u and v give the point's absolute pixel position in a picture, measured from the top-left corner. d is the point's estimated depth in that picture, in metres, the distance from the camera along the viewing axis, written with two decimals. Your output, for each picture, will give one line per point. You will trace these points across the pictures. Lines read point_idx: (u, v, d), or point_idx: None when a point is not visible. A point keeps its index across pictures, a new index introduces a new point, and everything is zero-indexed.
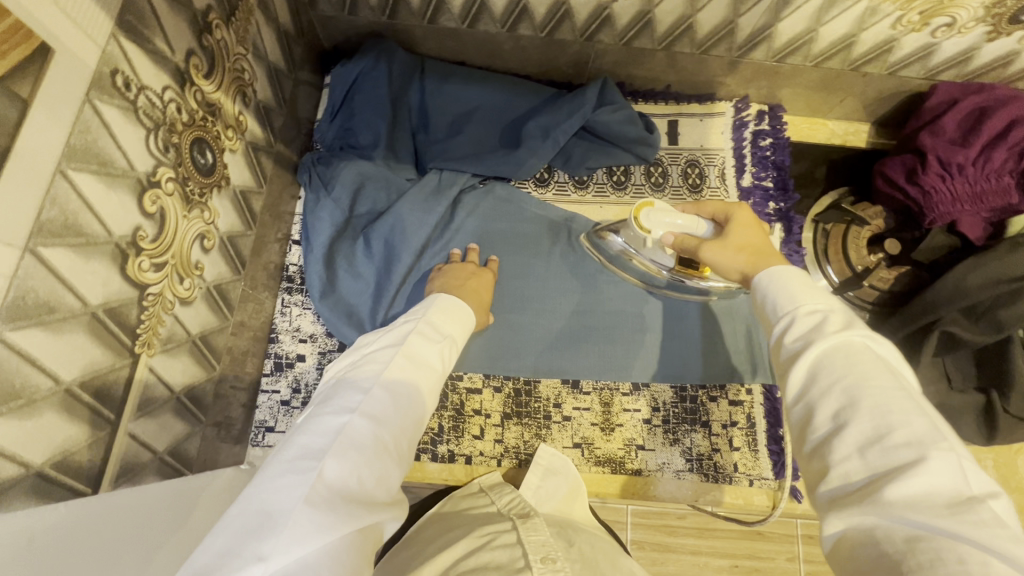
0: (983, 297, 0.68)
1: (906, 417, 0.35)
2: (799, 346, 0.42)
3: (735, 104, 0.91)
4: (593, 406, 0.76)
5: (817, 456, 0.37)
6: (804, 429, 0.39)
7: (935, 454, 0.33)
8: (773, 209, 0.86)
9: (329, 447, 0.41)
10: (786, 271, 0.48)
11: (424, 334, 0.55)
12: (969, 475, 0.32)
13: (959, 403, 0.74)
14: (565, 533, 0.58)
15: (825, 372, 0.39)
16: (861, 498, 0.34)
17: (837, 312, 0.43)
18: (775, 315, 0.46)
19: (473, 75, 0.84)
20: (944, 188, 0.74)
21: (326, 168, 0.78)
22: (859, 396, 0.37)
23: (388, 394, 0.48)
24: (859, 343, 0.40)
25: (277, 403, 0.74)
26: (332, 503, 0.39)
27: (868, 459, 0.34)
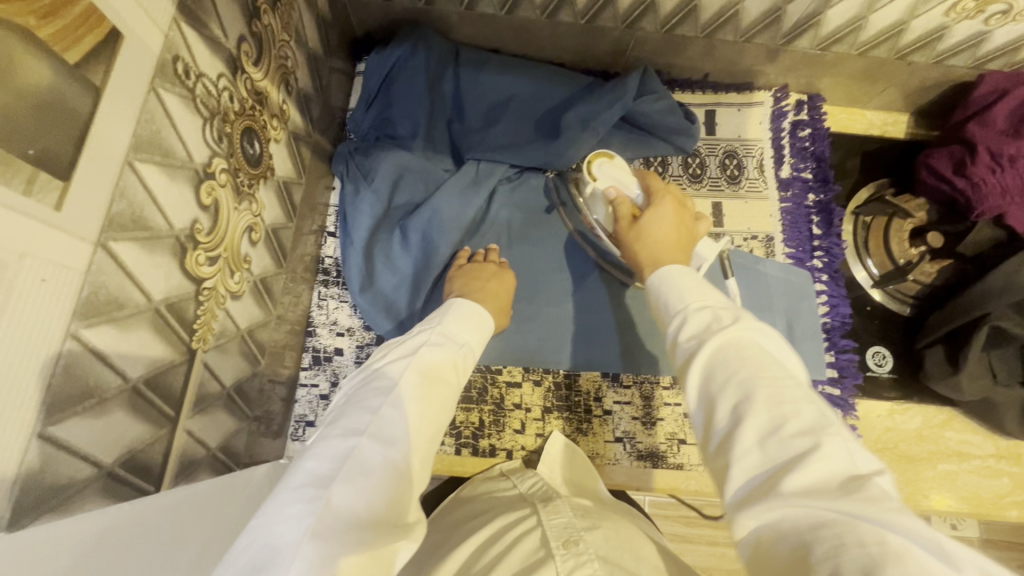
0: None
1: (797, 407, 0.36)
2: (693, 346, 0.43)
3: (773, 94, 0.89)
4: (634, 400, 0.75)
5: (720, 453, 0.37)
6: (706, 430, 0.40)
7: (827, 441, 0.34)
8: (812, 201, 0.85)
9: (335, 474, 0.40)
10: (679, 271, 0.52)
11: (435, 344, 0.55)
12: (857, 456, 0.34)
13: (1003, 398, 0.74)
14: (591, 515, 0.56)
15: (720, 368, 0.40)
16: (766, 492, 0.34)
17: (724, 307, 0.46)
18: (670, 313, 0.48)
19: (510, 64, 0.82)
20: (994, 180, 0.73)
21: (363, 158, 0.76)
22: (754, 389, 0.38)
23: (398, 412, 0.47)
24: (748, 337, 0.42)
25: (316, 397, 0.73)
26: (340, 532, 0.37)
27: (767, 452, 0.35)
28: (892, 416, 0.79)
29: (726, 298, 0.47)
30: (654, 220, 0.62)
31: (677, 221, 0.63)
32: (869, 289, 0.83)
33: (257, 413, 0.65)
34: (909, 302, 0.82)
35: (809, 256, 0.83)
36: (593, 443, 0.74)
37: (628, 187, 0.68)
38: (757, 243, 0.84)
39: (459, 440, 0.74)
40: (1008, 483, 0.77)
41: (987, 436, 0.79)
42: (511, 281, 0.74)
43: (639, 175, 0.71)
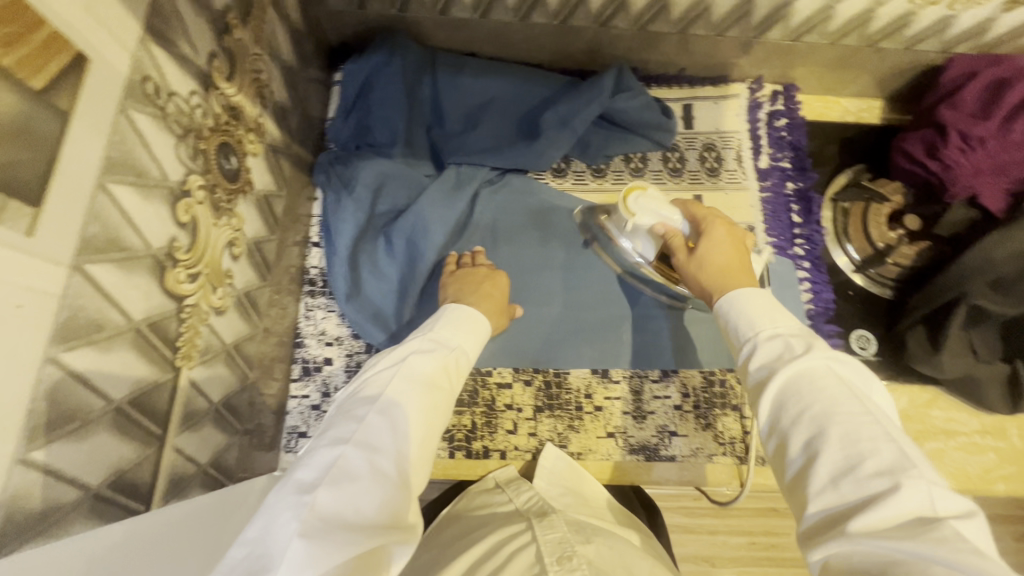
0: (1010, 269, 0.68)
1: (874, 446, 0.40)
2: (764, 373, 0.49)
3: (748, 85, 0.90)
4: (624, 395, 0.76)
5: (797, 486, 0.43)
6: (780, 460, 0.45)
7: (906, 483, 0.38)
8: (791, 188, 0.87)
9: (320, 480, 0.43)
10: (749, 292, 0.57)
11: (423, 353, 0.57)
12: (936, 499, 0.37)
13: (984, 374, 0.75)
14: (585, 528, 0.57)
15: (792, 401, 0.46)
16: (834, 525, 0.39)
17: (797, 337, 0.51)
18: (741, 338, 0.54)
19: (488, 67, 0.83)
20: (966, 161, 0.74)
21: (344, 167, 0.77)
22: (828, 425, 0.43)
23: (384, 419, 0.49)
24: (821, 367, 0.47)
25: (307, 408, 0.73)
26: (325, 533, 0.39)
27: (841, 487, 0.40)
28: None
29: (800, 324, 0.53)
30: (712, 242, 0.66)
31: (732, 241, 0.67)
32: (851, 274, 0.84)
33: (248, 427, 0.65)
34: (889, 286, 0.83)
35: (790, 244, 0.84)
36: (587, 439, 0.74)
37: (671, 217, 0.70)
38: None
39: (452, 443, 0.74)
40: (993, 457, 0.79)
41: (971, 412, 0.80)
42: (504, 282, 0.74)
43: (674, 204, 0.73)
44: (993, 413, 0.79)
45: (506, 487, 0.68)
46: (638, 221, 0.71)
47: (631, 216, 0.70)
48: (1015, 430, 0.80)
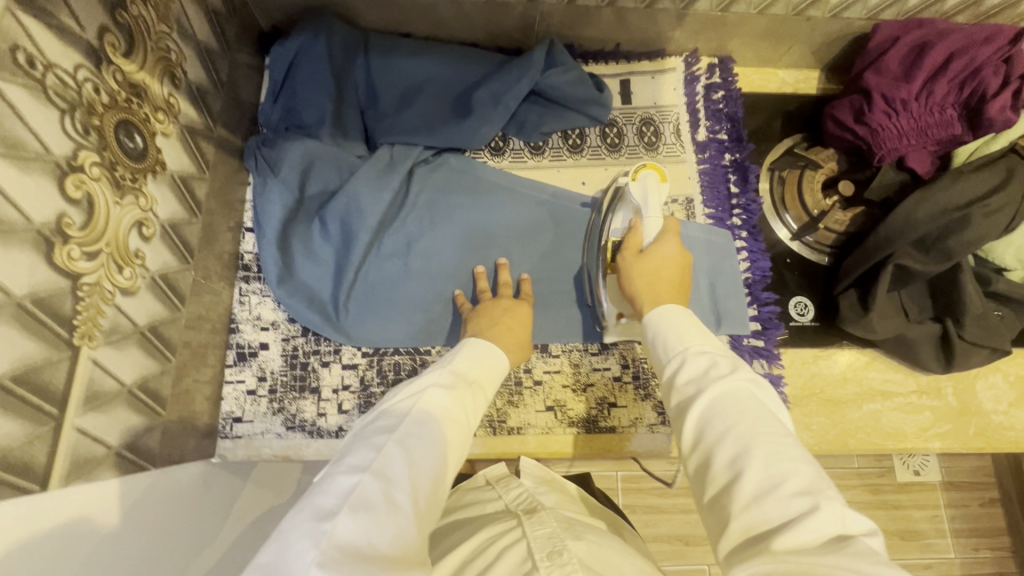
0: (931, 228, 0.69)
1: (794, 466, 0.43)
2: (691, 391, 0.51)
3: (684, 59, 0.91)
4: (563, 369, 0.77)
5: (717, 506, 0.44)
6: (703, 478, 0.47)
7: (823, 503, 0.40)
8: (728, 160, 0.87)
9: (338, 507, 0.43)
10: (674, 312, 0.60)
11: (441, 386, 0.57)
12: (849, 518, 0.40)
13: (916, 335, 0.76)
14: (574, 526, 0.55)
15: (718, 419, 0.47)
16: (756, 545, 0.40)
17: (721, 356, 0.53)
18: (667, 353, 0.56)
19: (420, 47, 0.82)
20: (891, 125, 0.76)
21: (271, 150, 0.75)
22: (752, 442, 0.45)
23: (404, 449, 0.49)
24: (744, 386, 0.49)
25: (243, 393, 0.73)
26: (343, 565, 0.39)
27: (763, 506, 0.41)
28: (816, 362, 0.81)
29: (722, 342, 0.55)
30: (659, 255, 0.68)
31: (681, 260, 0.69)
32: (788, 242, 0.85)
33: (176, 413, 0.64)
34: (827, 251, 0.84)
35: (728, 215, 0.85)
36: (525, 413, 0.75)
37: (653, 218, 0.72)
38: (677, 207, 0.85)
39: None
40: (929, 416, 0.80)
41: (908, 373, 0.81)
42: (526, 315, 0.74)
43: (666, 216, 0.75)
44: (928, 372, 0.80)
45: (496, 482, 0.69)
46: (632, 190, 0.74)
47: (632, 180, 0.73)
48: (950, 388, 0.81)
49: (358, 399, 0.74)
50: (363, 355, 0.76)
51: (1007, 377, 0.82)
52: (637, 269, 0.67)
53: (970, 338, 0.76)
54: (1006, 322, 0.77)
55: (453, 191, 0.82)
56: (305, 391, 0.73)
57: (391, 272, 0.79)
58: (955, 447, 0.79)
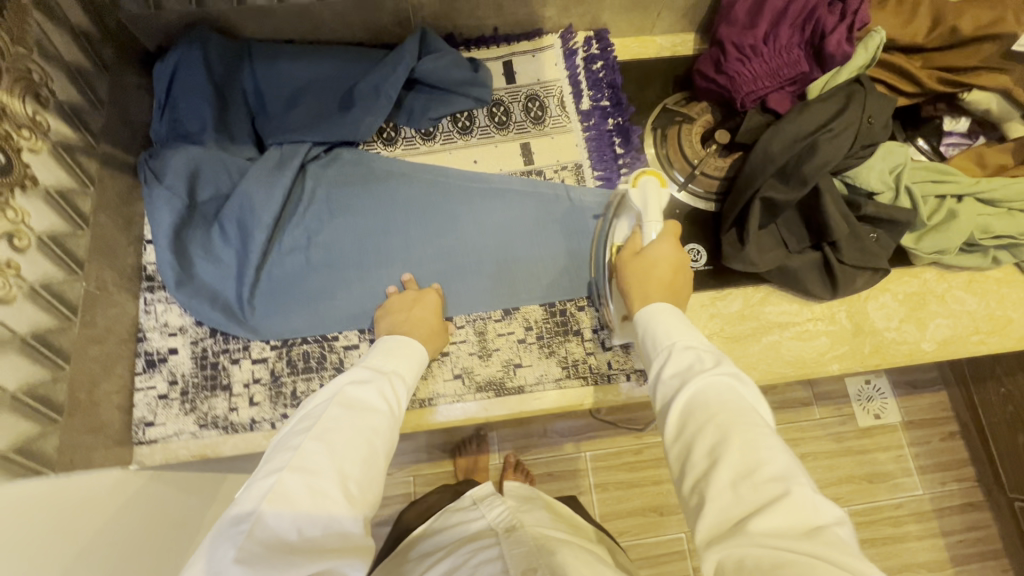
0: (788, 157, 0.74)
1: (768, 454, 0.46)
2: (675, 384, 0.54)
3: (561, 36, 0.95)
4: (469, 337, 0.79)
5: (695, 490, 0.48)
6: (683, 461, 0.50)
7: (794, 488, 0.44)
8: (612, 124, 0.91)
9: (258, 508, 0.47)
10: (669, 311, 0.61)
11: (359, 380, 0.60)
12: (818, 505, 0.43)
13: (799, 263, 0.81)
14: (546, 542, 0.76)
15: (699, 411, 0.50)
16: (732, 529, 0.43)
17: (705, 352, 0.56)
18: (656, 347, 0.58)
19: (299, 49, 0.86)
20: (745, 70, 0.80)
21: (159, 161, 0.78)
22: (728, 432, 0.48)
23: (322, 444, 0.52)
24: (724, 382, 0.52)
25: (154, 398, 0.74)
26: (265, 559, 0.44)
27: (740, 490, 0.45)
28: (714, 303, 0.84)
29: (708, 341, 0.57)
30: (654, 254, 0.69)
31: (676, 258, 0.69)
32: (677, 194, 0.88)
33: (82, 422, 0.66)
34: (712, 198, 0.87)
35: (616, 175, 0.89)
36: (434, 384, 0.77)
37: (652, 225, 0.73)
38: (568, 173, 0.89)
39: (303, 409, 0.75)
40: (826, 340, 0.84)
41: (802, 303, 0.85)
42: (434, 299, 0.77)
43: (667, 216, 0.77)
44: (820, 300, 0.84)
45: (503, 538, 0.77)
46: (632, 195, 0.76)
47: (633, 185, 0.76)
48: (843, 312, 0.85)
49: (269, 390, 0.76)
50: (273, 349, 0.78)
51: (895, 296, 0.86)
52: (630, 268, 0.69)
53: (850, 261, 0.80)
54: (881, 243, 0.82)
55: (346, 183, 0.85)
56: (217, 389, 0.75)
57: (295, 267, 0.81)
58: (853, 367, 0.83)
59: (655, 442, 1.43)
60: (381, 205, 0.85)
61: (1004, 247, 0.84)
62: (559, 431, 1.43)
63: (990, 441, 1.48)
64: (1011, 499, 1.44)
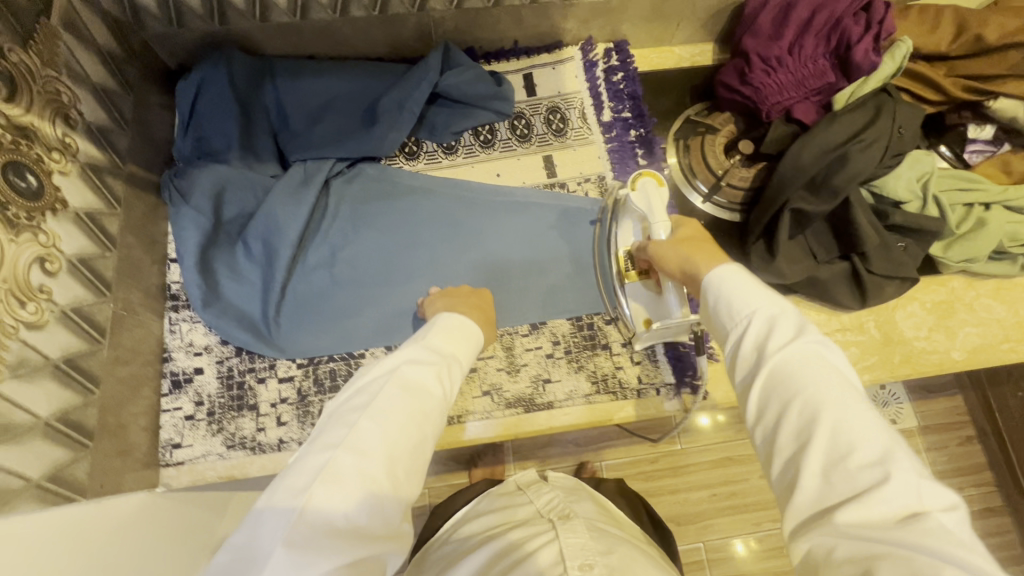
0: (818, 169, 0.73)
1: (863, 434, 0.41)
2: (752, 357, 0.48)
3: (581, 47, 0.95)
4: (497, 353, 0.78)
5: (782, 472, 0.43)
6: (766, 439, 0.45)
7: (895, 474, 0.38)
8: (634, 136, 0.91)
9: (311, 485, 0.44)
10: (739, 274, 0.54)
11: (417, 358, 0.57)
12: (925, 492, 0.38)
13: (828, 274, 0.80)
14: (604, 538, 0.68)
15: (780, 387, 0.45)
16: (823, 516, 0.39)
17: (786, 317, 0.49)
18: (732, 316, 0.51)
19: (322, 66, 0.86)
20: (771, 81, 0.80)
21: (183, 179, 0.77)
22: (814, 412, 0.43)
23: (376, 424, 0.49)
24: (809, 354, 0.46)
25: (181, 419, 0.73)
26: (313, 541, 0.41)
27: (833, 475, 0.40)
28: None
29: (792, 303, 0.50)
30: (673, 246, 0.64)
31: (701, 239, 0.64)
32: (701, 205, 0.88)
33: (111, 446, 0.65)
34: (737, 209, 0.87)
35: None
36: (462, 401, 0.76)
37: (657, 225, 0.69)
38: (591, 185, 0.89)
39: None
40: (855, 352, 0.83)
41: (830, 313, 0.85)
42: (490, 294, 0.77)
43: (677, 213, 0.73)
44: (849, 310, 0.84)
45: (557, 523, 0.70)
46: (633, 198, 0.73)
47: (631, 190, 0.73)
48: (871, 322, 0.84)
49: (296, 410, 0.75)
50: (299, 367, 0.77)
51: (923, 305, 0.86)
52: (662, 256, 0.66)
53: (879, 271, 0.79)
54: (910, 252, 0.81)
55: (370, 200, 0.85)
56: (243, 409, 0.74)
57: (320, 284, 0.80)
58: (884, 377, 0.82)
59: (673, 451, 1.42)
60: (406, 219, 0.84)
61: None
62: (575, 441, 1.41)
63: (1008, 444, 1.47)
64: None
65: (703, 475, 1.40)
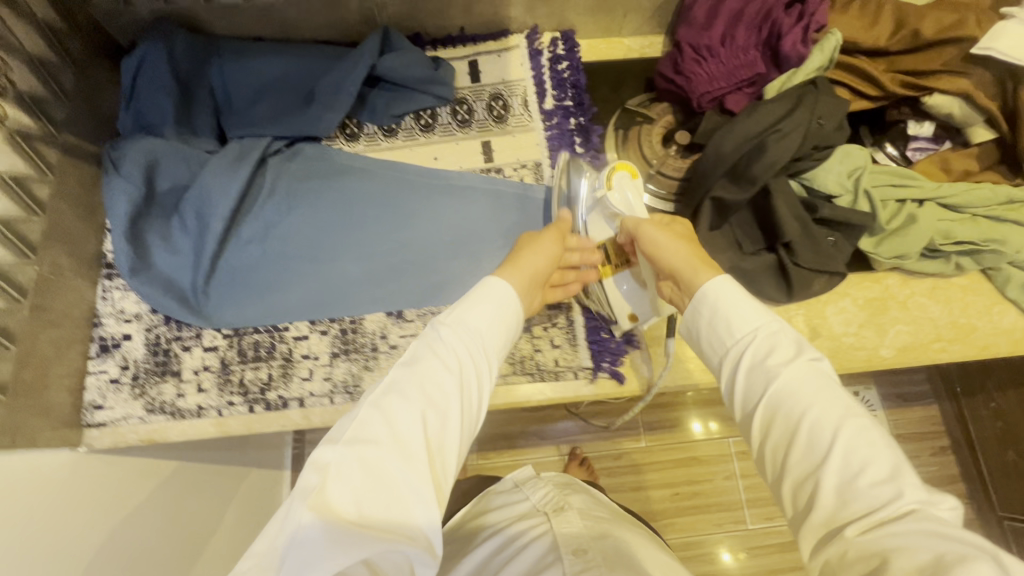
0: (737, 158, 0.74)
1: (871, 448, 0.44)
2: (755, 377, 0.51)
3: (527, 36, 0.95)
4: (418, 332, 0.80)
5: (799, 490, 0.46)
6: (777, 458, 0.48)
7: (905, 483, 0.41)
8: (574, 124, 0.91)
9: (315, 479, 0.42)
10: (732, 288, 0.56)
11: (434, 334, 0.52)
12: (930, 496, 0.41)
13: (754, 265, 0.79)
14: (599, 525, 0.69)
15: (789, 407, 0.48)
16: (841, 530, 0.42)
17: (785, 335, 0.52)
18: (731, 339, 0.54)
19: (265, 47, 0.88)
20: (702, 71, 0.80)
21: (118, 150, 0.79)
22: (825, 430, 0.45)
23: (384, 410, 0.46)
24: (809, 372, 0.49)
25: (106, 382, 0.76)
26: (316, 538, 0.39)
27: (847, 490, 0.43)
28: None
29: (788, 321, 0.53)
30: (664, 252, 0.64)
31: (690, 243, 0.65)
32: None
33: (30, 403, 0.67)
34: (671, 198, 0.87)
35: None
36: (379, 376, 0.78)
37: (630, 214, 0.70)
38: (526, 171, 0.89)
39: (249, 397, 0.76)
40: None
41: None
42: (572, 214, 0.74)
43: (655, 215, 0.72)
44: (777, 304, 0.83)
45: (551, 517, 0.71)
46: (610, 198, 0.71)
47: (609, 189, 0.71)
48: (800, 316, 0.84)
49: (217, 378, 0.77)
50: (224, 337, 0.79)
51: (855, 301, 0.85)
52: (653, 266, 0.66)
53: (807, 265, 0.79)
54: (840, 247, 0.81)
55: (306, 180, 0.86)
56: (166, 375, 0.77)
57: (251, 258, 0.82)
58: None
59: (637, 448, 1.38)
60: (341, 200, 0.86)
61: (966, 254, 0.83)
62: (534, 434, 1.37)
63: (980, 457, 1.43)
64: (1001, 517, 1.40)
65: (666, 473, 1.36)
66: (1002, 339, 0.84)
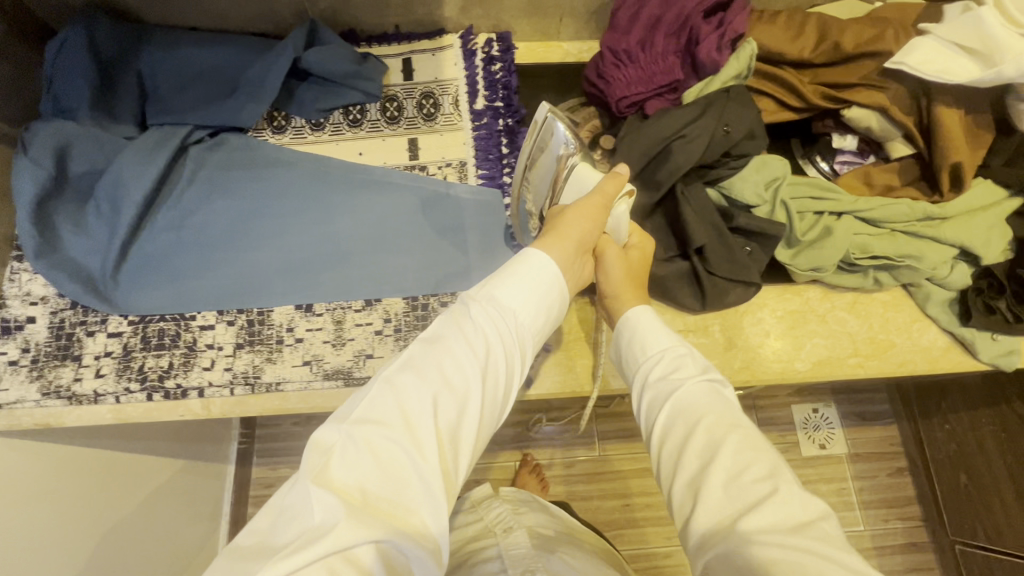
0: (643, 163, 0.77)
1: (755, 455, 0.46)
2: (661, 394, 0.54)
3: (461, 36, 0.95)
4: (325, 326, 0.79)
5: (689, 498, 0.47)
6: (676, 465, 0.49)
7: (784, 485, 0.43)
8: (503, 125, 0.91)
9: (327, 455, 0.42)
10: (646, 316, 0.61)
11: (456, 317, 0.52)
12: (807, 503, 0.43)
13: (667, 274, 0.79)
14: (543, 542, 0.78)
15: (688, 416, 0.51)
16: (726, 531, 0.42)
17: (691, 357, 0.56)
18: (644, 359, 0.58)
19: (194, 37, 0.88)
20: (620, 76, 0.80)
21: (32, 132, 0.79)
22: (716, 438, 0.48)
23: (397, 393, 0.46)
24: (708, 389, 0.52)
25: (4, 364, 0.75)
26: (323, 514, 0.39)
27: (731, 493, 0.44)
28: (584, 308, 0.83)
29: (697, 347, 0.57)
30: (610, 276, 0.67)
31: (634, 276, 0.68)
32: None
33: None
34: None
35: (499, 174, 0.89)
36: (281, 368, 0.77)
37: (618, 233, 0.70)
38: (451, 170, 0.89)
39: (148, 385, 0.76)
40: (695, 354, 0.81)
41: (676, 314, 0.82)
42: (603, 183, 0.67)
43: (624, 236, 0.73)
44: (693, 313, 0.82)
45: (501, 539, 0.78)
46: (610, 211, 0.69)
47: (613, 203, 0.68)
48: (716, 325, 0.83)
49: (117, 364, 0.76)
50: (129, 324, 0.78)
51: (774, 312, 0.84)
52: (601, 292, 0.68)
53: (719, 274, 0.78)
54: (755, 257, 0.80)
55: (228, 171, 0.86)
56: (67, 359, 0.76)
57: (165, 245, 0.82)
58: None
59: (587, 457, 1.27)
60: (263, 190, 0.85)
61: (884, 269, 0.82)
62: None
63: (934, 478, 1.28)
64: (953, 541, 1.25)
65: (616, 482, 1.26)
66: (919, 357, 0.83)
